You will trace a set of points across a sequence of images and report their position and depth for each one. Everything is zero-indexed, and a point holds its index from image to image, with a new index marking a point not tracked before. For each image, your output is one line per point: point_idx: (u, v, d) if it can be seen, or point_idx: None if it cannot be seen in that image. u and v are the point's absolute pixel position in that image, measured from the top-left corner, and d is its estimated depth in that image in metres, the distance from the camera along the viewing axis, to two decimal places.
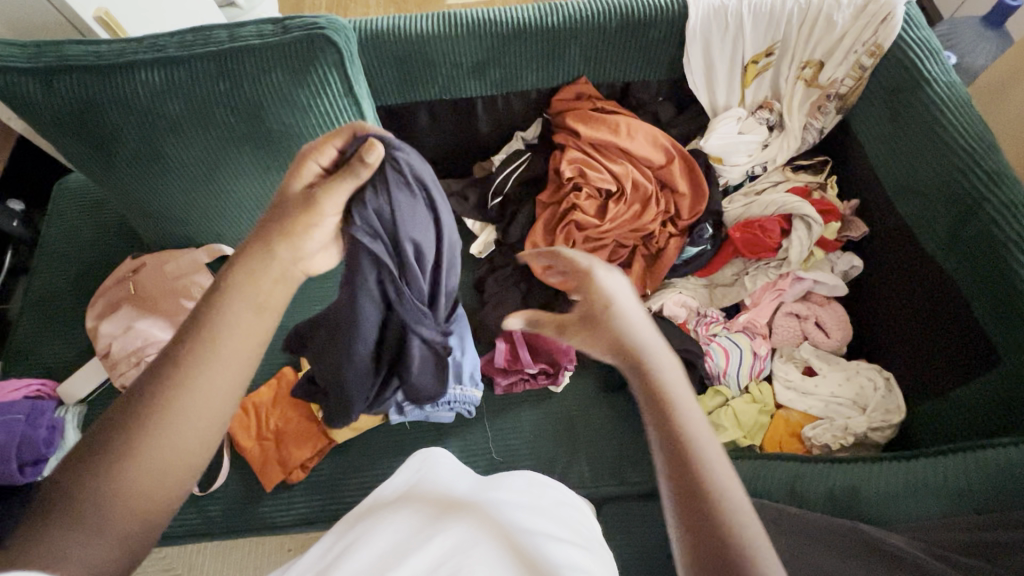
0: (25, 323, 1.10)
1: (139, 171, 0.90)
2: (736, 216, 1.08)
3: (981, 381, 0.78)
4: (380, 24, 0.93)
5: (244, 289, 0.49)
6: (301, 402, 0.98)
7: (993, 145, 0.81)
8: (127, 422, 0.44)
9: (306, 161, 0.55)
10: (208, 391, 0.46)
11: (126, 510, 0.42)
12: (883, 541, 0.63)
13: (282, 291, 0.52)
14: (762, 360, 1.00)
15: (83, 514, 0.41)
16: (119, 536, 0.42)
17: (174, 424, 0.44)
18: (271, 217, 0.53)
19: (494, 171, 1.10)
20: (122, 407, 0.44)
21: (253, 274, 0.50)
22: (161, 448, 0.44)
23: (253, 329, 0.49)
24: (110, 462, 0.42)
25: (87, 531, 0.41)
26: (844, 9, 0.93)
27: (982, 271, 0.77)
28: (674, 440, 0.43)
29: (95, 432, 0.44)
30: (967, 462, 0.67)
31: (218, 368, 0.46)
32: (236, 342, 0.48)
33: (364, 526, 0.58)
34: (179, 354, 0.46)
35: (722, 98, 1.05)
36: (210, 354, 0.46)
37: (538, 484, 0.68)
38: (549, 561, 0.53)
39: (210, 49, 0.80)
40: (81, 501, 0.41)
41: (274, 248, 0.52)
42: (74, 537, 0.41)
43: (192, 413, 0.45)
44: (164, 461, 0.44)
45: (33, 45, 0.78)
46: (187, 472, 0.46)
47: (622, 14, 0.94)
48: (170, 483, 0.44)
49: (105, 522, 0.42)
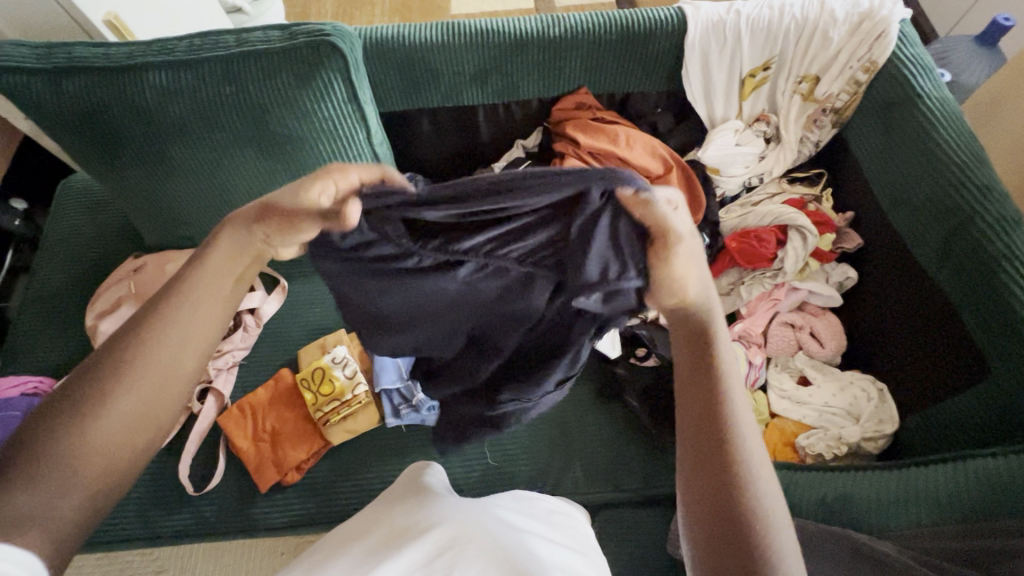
0: (25, 320, 1.10)
1: (143, 170, 0.91)
2: (732, 226, 1.09)
3: (973, 391, 0.78)
4: (385, 32, 0.94)
5: (218, 265, 0.51)
6: (299, 403, 1.00)
7: (983, 160, 0.83)
8: (92, 386, 0.46)
9: (321, 178, 0.45)
10: (175, 359, 0.49)
11: (94, 470, 0.44)
12: (874, 548, 0.64)
13: (256, 265, 0.53)
14: (756, 370, 1.00)
15: (50, 475, 0.43)
16: (86, 495, 0.44)
17: (143, 385, 0.47)
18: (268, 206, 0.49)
19: (495, 178, 1.12)
20: (86, 376, 0.46)
21: (229, 252, 0.51)
22: (129, 412, 0.46)
23: (224, 299, 0.52)
24: (77, 424, 0.44)
25: (56, 488, 0.43)
26: (840, 26, 0.96)
27: (972, 282, 0.78)
28: (704, 422, 0.48)
29: (67, 390, 0.46)
30: (959, 471, 0.67)
31: (187, 336, 0.49)
32: (206, 306, 0.51)
33: (349, 532, 0.59)
34: (145, 327, 0.48)
35: (720, 110, 1.07)
36: (178, 321, 0.49)
37: (525, 499, 0.70)
38: (534, 554, 0.54)
39: (216, 53, 0.81)
40: (49, 462, 0.43)
41: (253, 233, 0.50)
42: (38, 497, 0.42)
43: (158, 380, 0.48)
44: (131, 423, 0.46)
45: (43, 47, 0.79)
46: (151, 435, 0.48)
47: (623, 26, 0.96)
48: (136, 445, 0.47)
49: (73, 482, 0.43)
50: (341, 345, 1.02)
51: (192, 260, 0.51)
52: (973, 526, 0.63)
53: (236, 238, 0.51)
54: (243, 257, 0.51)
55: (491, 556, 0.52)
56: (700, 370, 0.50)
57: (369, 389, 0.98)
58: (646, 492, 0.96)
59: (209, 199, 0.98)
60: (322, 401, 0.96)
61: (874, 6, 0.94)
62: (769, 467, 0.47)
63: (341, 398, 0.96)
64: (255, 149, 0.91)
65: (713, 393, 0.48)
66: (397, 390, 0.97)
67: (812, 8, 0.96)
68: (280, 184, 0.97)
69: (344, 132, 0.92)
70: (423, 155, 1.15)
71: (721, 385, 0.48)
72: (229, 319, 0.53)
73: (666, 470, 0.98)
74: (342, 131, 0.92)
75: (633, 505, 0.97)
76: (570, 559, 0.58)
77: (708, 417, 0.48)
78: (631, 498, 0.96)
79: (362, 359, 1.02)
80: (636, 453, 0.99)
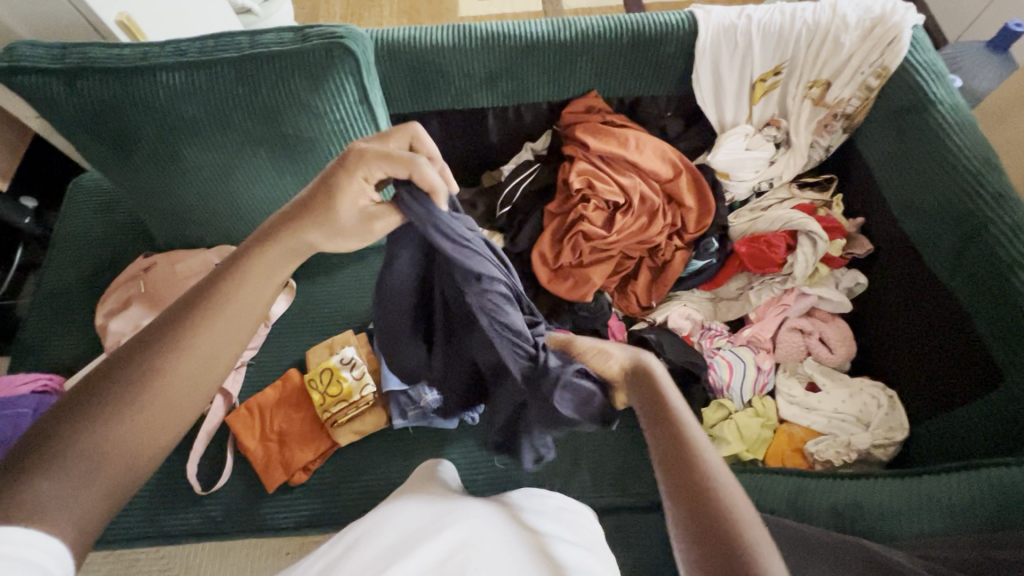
0: (36, 318, 1.11)
1: (155, 170, 0.91)
2: (742, 231, 1.09)
3: (986, 399, 0.78)
4: (396, 34, 0.94)
5: (261, 271, 0.54)
6: (308, 404, 1.00)
7: (997, 167, 0.82)
8: (119, 387, 0.46)
9: (357, 174, 0.53)
10: (205, 359, 0.50)
11: (117, 462, 0.44)
12: (884, 556, 0.63)
13: (291, 270, 0.56)
14: (765, 374, 1.00)
15: (75, 466, 0.42)
16: (107, 488, 0.43)
17: (168, 389, 0.48)
18: (308, 206, 0.54)
19: (503, 181, 1.12)
20: (112, 371, 0.47)
21: (268, 263, 0.54)
22: (156, 408, 0.47)
23: (258, 308, 0.55)
24: (105, 414, 0.45)
25: (81, 476, 0.42)
26: (852, 31, 0.95)
27: (986, 289, 0.78)
28: (669, 451, 0.45)
29: (89, 390, 0.46)
30: (973, 480, 0.67)
31: (218, 347, 0.51)
32: (239, 318, 0.53)
33: (362, 530, 0.58)
34: (182, 327, 0.50)
35: (730, 114, 1.07)
36: (211, 331, 0.51)
37: (534, 495, 0.71)
38: (552, 555, 0.55)
39: (229, 55, 0.82)
40: (73, 452, 0.42)
41: (305, 234, 0.54)
42: (64, 486, 0.41)
43: (188, 376, 0.49)
44: (156, 419, 0.47)
45: (58, 48, 0.80)
46: (172, 435, 0.48)
47: (633, 30, 0.96)
48: (159, 444, 0.47)
49: (96, 472, 0.43)
50: (348, 347, 1.02)
51: (230, 268, 0.54)
52: (986, 537, 0.62)
53: (282, 242, 0.55)
54: (282, 258, 0.55)
55: (508, 554, 0.52)
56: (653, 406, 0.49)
57: (376, 389, 0.98)
58: (654, 497, 0.96)
59: (220, 200, 0.99)
60: (329, 402, 0.96)
61: (886, 11, 0.94)
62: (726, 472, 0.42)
63: (348, 399, 0.96)
64: (266, 149, 0.91)
65: (669, 419, 0.47)
66: (405, 392, 0.96)
67: (824, 13, 0.96)
68: (290, 184, 0.97)
69: (356, 135, 0.93)
70: None
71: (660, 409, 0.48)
72: (255, 330, 0.55)
73: None
74: (353, 134, 0.92)
75: (641, 510, 0.96)
76: (586, 556, 0.57)
77: (672, 446, 0.45)
78: (638, 503, 0.96)
79: (370, 360, 1.02)
80: (644, 458, 0.99)
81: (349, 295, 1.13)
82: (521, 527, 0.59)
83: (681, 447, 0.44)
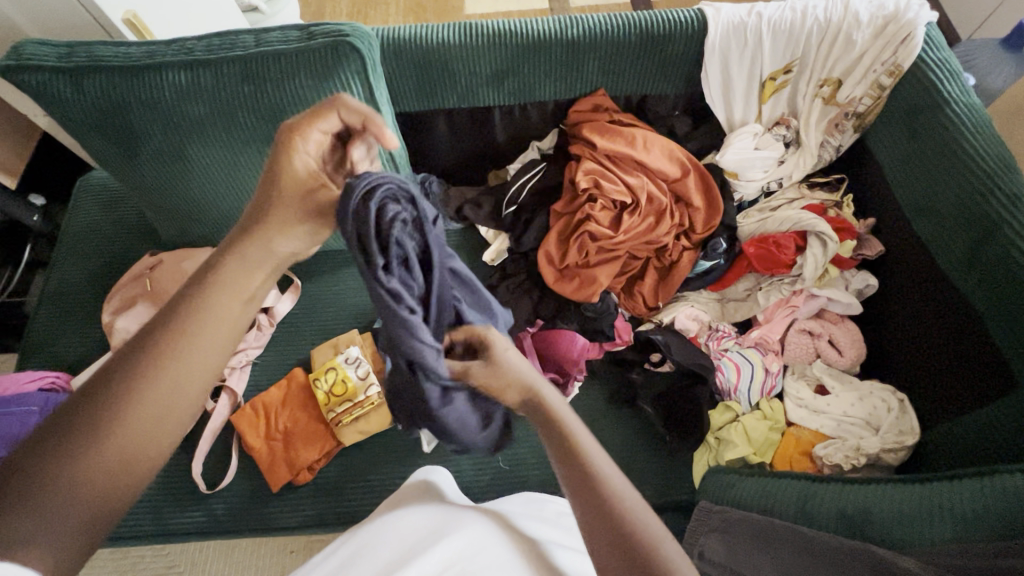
0: (44, 315, 1.11)
1: (160, 168, 0.91)
2: (751, 231, 1.07)
3: (999, 404, 0.76)
4: (402, 32, 0.94)
5: (230, 282, 0.52)
6: (312, 404, 0.99)
7: (1012, 167, 0.81)
8: (99, 410, 0.46)
9: (295, 150, 0.52)
10: (185, 378, 0.49)
11: (93, 491, 0.44)
12: (893, 563, 0.62)
13: (265, 278, 0.55)
14: (773, 377, 0.99)
15: (50, 495, 0.42)
16: (87, 514, 0.44)
17: (151, 410, 0.48)
18: (271, 206, 0.53)
19: (510, 181, 1.12)
20: (89, 396, 0.47)
21: (240, 272, 0.53)
22: (135, 429, 0.47)
23: (236, 320, 0.53)
24: (83, 439, 0.45)
25: (58, 504, 0.43)
26: (864, 28, 0.94)
27: (1000, 292, 0.76)
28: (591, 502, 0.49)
29: (71, 410, 0.46)
30: (984, 486, 0.66)
31: (203, 364, 0.50)
32: (219, 333, 0.52)
33: (358, 543, 0.58)
34: (162, 344, 0.49)
35: (739, 114, 1.05)
36: (191, 348, 0.50)
37: (534, 500, 0.73)
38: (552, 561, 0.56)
39: (235, 53, 0.82)
40: (48, 480, 0.43)
41: (274, 243, 0.54)
42: (40, 516, 0.42)
43: (162, 400, 0.48)
44: (137, 439, 0.47)
45: (65, 47, 0.80)
46: (154, 457, 0.48)
47: (642, 28, 0.95)
48: (140, 469, 0.47)
49: (73, 500, 0.43)
50: (353, 346, 1.01)
51: (204, 277, 0.52)
52: (996, 544, 0.61)
53: (254, 250, 0.53)
54: (251, 266, 0.53)
55: (506, 561, 0.54)
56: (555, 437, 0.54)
57: (381, 389, 0.98)
58: (658, 499, 0.96)
59: (226, 199, 0.99)
60: (334, 401, 0.96)
61: (900, 8, 0.92)
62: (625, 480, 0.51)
63: (353, 399, 0.95)
64: (272, 148, 0.91)
65: (571, 446, 0.53)
66: None
67: (836, 10, 0.94)
68: None
69: None
70: (438, 156, 1.15)
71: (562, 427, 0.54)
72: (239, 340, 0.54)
73: (680, 479, 0.98)
74: None
75: None
76: (580, 560, 0.59)
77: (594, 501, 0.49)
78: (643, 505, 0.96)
79: (374, 360, 1.01)
80: (649, 460, 0.99)
81: (355, 293, 1.12)
82: (515, 535, 0.59)
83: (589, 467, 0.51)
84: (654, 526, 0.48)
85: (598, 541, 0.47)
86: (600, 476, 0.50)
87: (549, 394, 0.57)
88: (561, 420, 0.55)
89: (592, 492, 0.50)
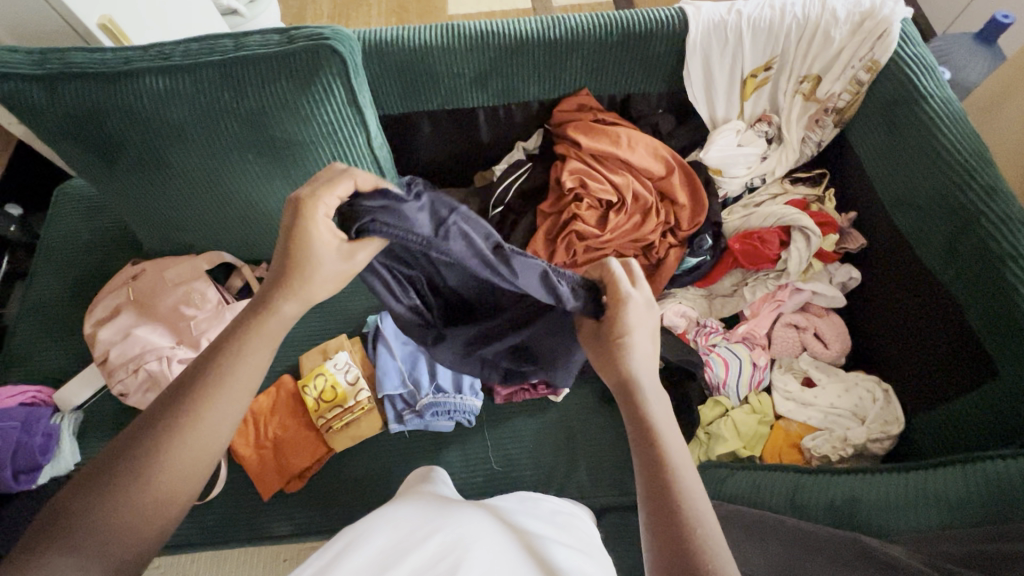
0: (24, 329, 1.09)
1: (140, 176, 0.90)
2: (736, 227, 1.08)
3: (981, 391, 0.78)
4: (384, 34, 0.93)
5: (254, 336, 0.57)
6: (302, 410, 0.97)
7: (988, 160, 0.83)
8: (132, 459, 0.49)
9: (316, 213, 0.54)
10: (210, 426, 0.52)
11: (125, 532, 0.47)
12: (878, 550, 0.63)
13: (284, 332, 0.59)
14: (761, 371, 1.01)
15: (84, 539, 0.45)
16: (117, 558, 0.46)
17: (176, 454, 0.50)
18: (302, 270, 0.56)
19: (495, 182, 1.12)
20: (123, 446, 0.50)
21: (267, 326, 0.58)
22: (162, 474, 0.49)
23: (259, 366, 0.57)
24: (113, 488, 0.47)
25: (87, 548, 0.45)
26: (842, 26, 0.95)
27: (978, 283, 0.78)
28: (656, 499, 0.48)
29: (104, 460, 0.49)
30: (968, 474, 0.67)
31: (227, 409, 0.54)
32: (243, 375, 0.55)
33: (354, 532, 0.58)
34: (187, 394, 0.53)
35: (722, 111, 1.06)
36: (214, 395, 0.53)
37: (528, 500, 0.73)
38: (547, 554, 0.58)
39: (214, 58, 0.81)
40: (87, 523, 0.46)
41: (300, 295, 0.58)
42: (72, 559, 0.44)
43: (187, 442, 0.51)
44: (162, 483, 0.49)
45: (38, 53, 0.79)
46: (180, 497, 0.50)
47: (624, 27, 0.95)
48: (167, 510, 0.49)
49: (103, 544, 0.46)
50: (342, 351, 1.00)
51: (230, 334, 0.57)
52: (983, 530, 0.61)
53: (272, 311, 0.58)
54: (273, 325, 0.58)
55: (506, 560, 0.55)
56: (645, 447, 0.52)
57: (371, 394, 0.97)
58: None
59: (210, 207, 0.97)
60: (324, 407, 0.95)
61: (876, 5, 0.93)
62: (702, 489, 0.50)
63: (343, 404, 0.95)
64: (254, 153, 0.90)
65: (655, 441, 0.52)
66: (400, 395, 0.97)
67: (813, 8, 0.96)
68: (280, 190, 0.96)
69: (344, 138, 0.91)
70: (423, 158, 1.15)
71: (649, 420, 0.54)
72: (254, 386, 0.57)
73: None
74: (343, 137, 0.91)
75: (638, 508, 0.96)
76: (574, 552, 0.62)
77: (668, 527, 0.47)
78: (636, 501, 0.96)
79: (364, 365, 1.01)
80: None
81: (342, 298, 1.11)
82: (507, 529, 0.61)
83: (664, 461, 0.50)
84: (716, 541, 0.46)
85: (656, 529, 0.47)
86: (678, 479, 0.49)
87: (651, 395, 0.56)
88: (659, 435, 0.52)
89: (663, 484, 0.49)
